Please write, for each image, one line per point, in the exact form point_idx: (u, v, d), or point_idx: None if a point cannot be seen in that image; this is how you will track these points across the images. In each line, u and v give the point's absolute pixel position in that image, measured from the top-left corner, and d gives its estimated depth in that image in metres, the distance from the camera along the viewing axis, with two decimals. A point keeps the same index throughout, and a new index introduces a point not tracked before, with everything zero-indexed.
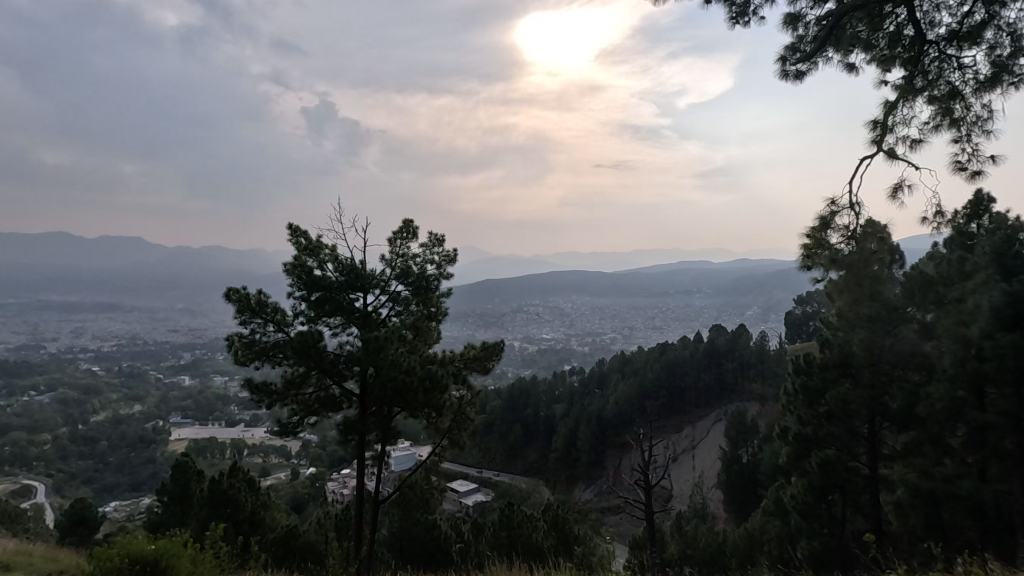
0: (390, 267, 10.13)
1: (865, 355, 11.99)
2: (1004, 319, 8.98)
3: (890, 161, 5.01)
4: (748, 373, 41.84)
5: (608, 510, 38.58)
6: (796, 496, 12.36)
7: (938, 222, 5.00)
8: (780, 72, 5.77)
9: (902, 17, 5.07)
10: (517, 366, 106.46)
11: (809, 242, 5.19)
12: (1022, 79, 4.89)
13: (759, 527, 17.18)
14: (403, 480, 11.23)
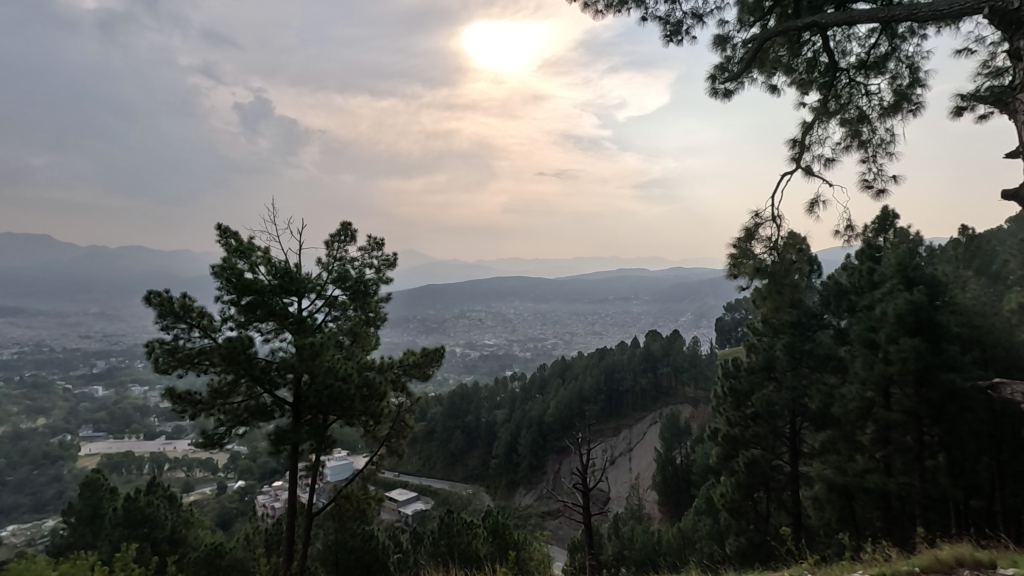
0: (326, 271, 9.86)
1: (788, 359, 12.63)
2: (906, 325, 9.99)
3: (808, 177, 5.37)
4: (682, 377, 43.54)
5: (548, 515, 38.84)
6: (724, 495, 12.77)
7: (849, 235, 5.38)
8: (710, 90, 6.08)
9: (819, 45, 5.46)
10: (458, 373, 105.73)
11: (735, 252, 5.54)
12: (919, 108, 5.39)
13: (692, 525, 17.85)
14: (339, 491, 10.85)
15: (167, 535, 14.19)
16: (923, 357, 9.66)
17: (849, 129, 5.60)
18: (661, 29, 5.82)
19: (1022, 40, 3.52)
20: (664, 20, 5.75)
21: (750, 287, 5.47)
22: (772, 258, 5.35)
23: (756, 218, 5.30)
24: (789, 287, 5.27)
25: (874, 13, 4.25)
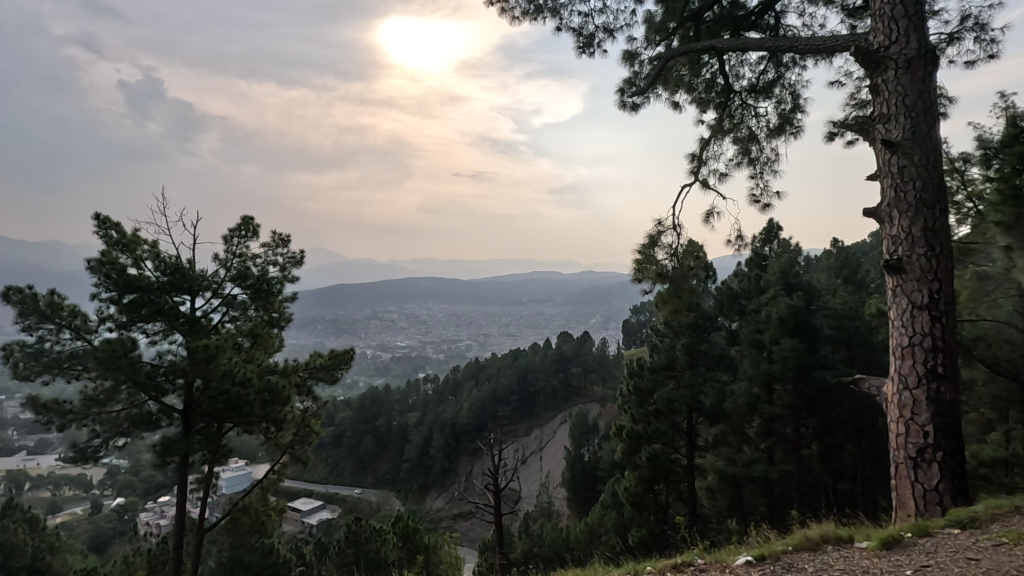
0: (224, 267, 9.19)
1: (686, 359, 13.34)
2: (787, 327, 11.09)
3: (704, 189, 5.79)
4: (591, 377, 45.32)
5: (459, 517, 38.69)
6: (628, 489, 13.33)
7: (739, 245, 5.85)
8: (619, 102, 6.37)
9: (716, 68, 5.89)
10: (369, 376, 102.76)
11: (640, 257, 5.84)
12: (799, 131, 5.98)
13: (598, 520, 18.54)
14: (235, 504, 10.13)
15: (26, 563, 12.55)
16: (800, 356, 10.75)
17: (740, 147, 6.11)
18: (574, 41, 6.02)
19: (878, 79, 3.99)
20: (577, 32, 5.95)
21: (653, 291, 5.77)
22: (672, 264, 5.71)
23: (658, 226, 5.62)
24: (687, 290, 5.64)
25: (761, 43, 4.65)
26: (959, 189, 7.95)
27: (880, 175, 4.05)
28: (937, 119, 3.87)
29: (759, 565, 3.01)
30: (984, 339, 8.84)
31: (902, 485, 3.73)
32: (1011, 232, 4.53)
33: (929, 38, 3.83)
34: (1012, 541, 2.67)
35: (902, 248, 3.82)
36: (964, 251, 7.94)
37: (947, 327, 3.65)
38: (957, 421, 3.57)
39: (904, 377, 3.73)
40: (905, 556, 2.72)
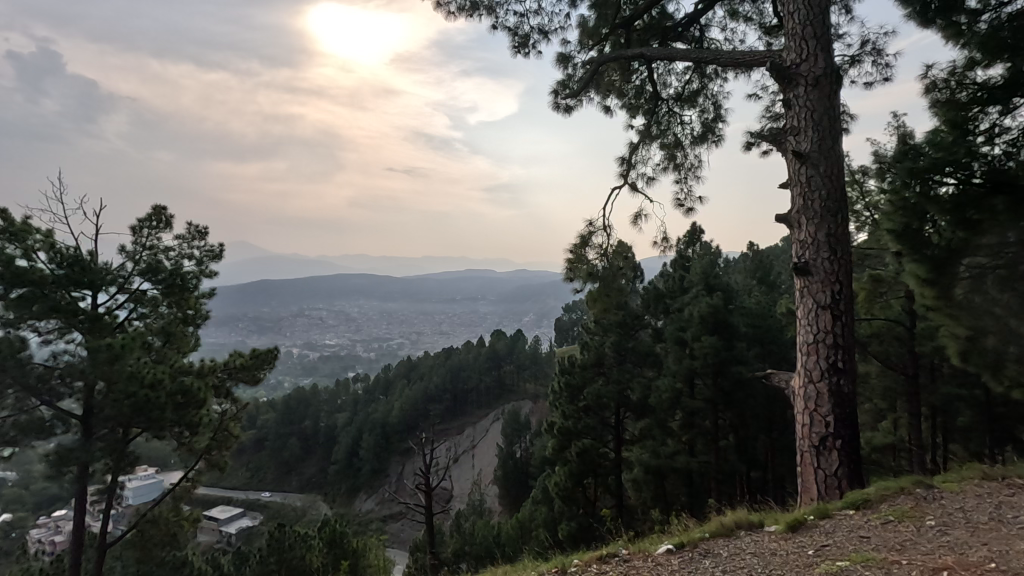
0: (132, 260, 8.50)
1: (615, 355, 13.65)
2: (708, 325, 11.71)
3: (633, 192, 5.99)
4: (524, 374, 45.90)
5: (390, 518, 37.93)
6: (558, 484, 13.58)
7: (665, 246, 6.08)
8: (553, 104, 6.45)
9: (645, 75, 6.10)
10: (295, 376, 98.70)
11: (571, 256, 5.95)
12: (720, 140, 6.31)
13: (529, 515, 18.75)
14: (142, 515, 9.41)
15: None
16: (719, 353, 11.40)
17: (667, 153, 6.37)
18: (509, 40, 6.03)
19: (790, 93, 4.28)
20: (512, 32, 5.96)
21: (584, 290, 5.90)
22: (603, 263, 5.86)
23: (590, 226, 5.75)
24: (616, 289, 5.81)
25: (687, 54, 4.87)
26: (858, 199, 8.71)
27: (790, 184, 4.34)
28: (840, 134, 4.20)
29: (678, 552, 3.15)
30: (877, 336, 9.76)
31: (806, 471, 4.02)
32: (898, 240, 5.05)
33: (834, 59, 4.15)
34: (897, 518, 2.94)
35: (809, 252, 4.12)
36: (861, 256, 8.70)
37: (846, 326, 3.97)
38: (854, 412, 3.90)
39: (808, 372, 4.03)
40: (809, 537, 2.94)
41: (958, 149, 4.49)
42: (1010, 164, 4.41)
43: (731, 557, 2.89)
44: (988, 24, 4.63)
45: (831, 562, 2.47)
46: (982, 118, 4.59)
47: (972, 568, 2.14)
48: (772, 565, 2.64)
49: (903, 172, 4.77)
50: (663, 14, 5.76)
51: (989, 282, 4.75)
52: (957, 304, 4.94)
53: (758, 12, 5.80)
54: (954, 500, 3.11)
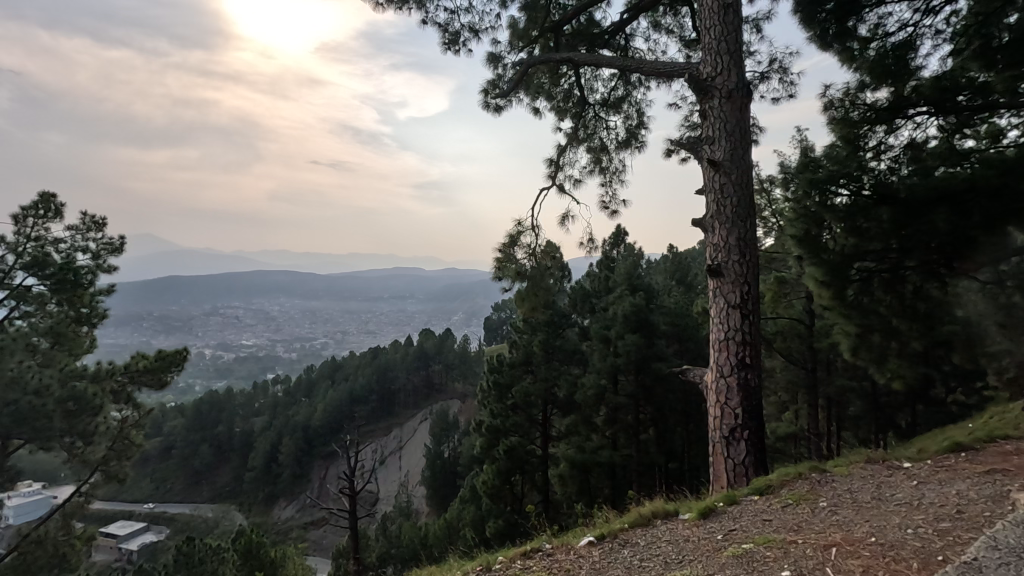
0: (14, 253, 7.64)
1: (543, 354, 13.73)
2: (631, 323, 12.22)
3: (561, 193, 6.10)
4: (453, 373, 45.72)
5: (312, 525, 36.48)
6: (486, 482, 13.64)
7: (590, 246, 6.24)
8: (483, 103, 6.45)
9: (573, 79, 6.22)
10: (208, 379, 92.71)
11: (500, 255, 5.96)
12: (643, 146, 6.58)
13: (457, 514, 18.69)
14: (24, 536, 8.47)
15: None
16: (641, 350, 11.96)
17: (594, 156, 6.55)
18: (440, 36, 5.97)
19: (706, 104, 4.52)
20: (442, 28, 5.90)
21: (512, 289, 5.94)
22: (531, 263, 5.93)
23: (518, 226, 5.80)
24: (543, 289, 5.90)
25: (612, 61, 5.03)
26: (765, 206, 9.36)
27: (706, 190, 4.59)
28: (750, 145, 4.49)
29: (599, 543, 3.24)
30: (782, 333, 10.59)
31: (717, 460, 4.27)
32: (800, 245, 5.47)
33: (745, 74, 4.43)
34: (794, 501, 3.20)
35: (721, 255, 4.38)
36: (768, 259, 9.39)
37: (754, 324, 4.26)
38: (759, 404, 4.19)
39: (720, 367, 4.28)
40: (718, 524, 3.12)
41: (850, 164, 4.97)
42: (893, 178, 4.95)
43: (646, 545, 3.02)
44: (877, 50, 5.13)
45: (738, 546, 2.64)
46: (871, 136, 5.08)
47: (856, 543, 2.37)
48: (684, 550, 2.78)
49: (804, 182, 5.18)
50: (591, 21, 5.92)
51: (874, 285, 5.31)
52: (848, 304, 5.42)
53: (679, 26, 6.08)
54: (842, 482, 3.42)
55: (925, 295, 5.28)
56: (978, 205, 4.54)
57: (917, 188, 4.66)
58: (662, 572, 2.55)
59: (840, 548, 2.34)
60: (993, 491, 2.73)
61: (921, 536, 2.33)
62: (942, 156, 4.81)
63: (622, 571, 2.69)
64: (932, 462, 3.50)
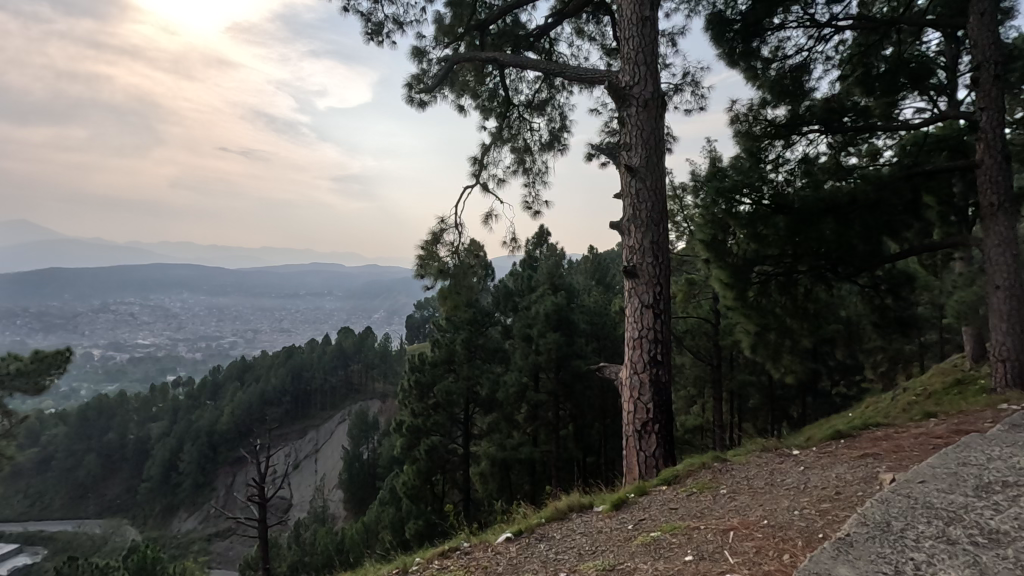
0: None
1: (465, 352, 13.75)
2: (552, 322, 12.58)
3: (484, 192, 6.11)
4: (373, 373, 44.72)
5: (216, 536, 34.20)
6: (406, 483, 13.43)
7: (513, 246, 6.29)
8: (406, 97, 6.32)
9: (498, 79, 6.25)
10: (96, 383, 84.34)
11: (422, 253, 5.88)
12: (566, 149, 6.73)
13: (376, 517, 18.27)
14: None
15: None
16: (561, 348, 12.36)
17: (518, 156, 6.62)
18: (362, 26, 5.79)
19: (625, 112, 4.70)
20: (365, 18, 5.73)
21: (435, 287, 5.88)
22: (454, 261, 5.88)
23: (441, 223, 5.75)
24: (466, 287, 5.89)
25: (537, 64, 5.10)
26: (678, 211, 9.84)
27: (623, 195, 4.77)
28: (663, 153, 4.72)
29: (516, 539, 3.29)
30: (690, 331, 11.32)
31: (630, 453, 4.46)
32: (707, 249, 5.83)
33: (660, 85, 4.64)
34: (699, 490, 3.40)
35: (636, 257, 4.57)
36: (680, 262, 9.90)
37: (665, 323, 4.48)
38: (668, 398, 4.42)
39: (634, 364, 4.47)
40: (629, 514, 3.27)
41: (752, 175, 5.36)
42: (789, 190, 5.39)
43: (561, 538, 3.10)
44: (777, 71, 5.56)
45: (646, 534, 2.77)
46: (771, 149, 5.49)
47: (751, 526, 2.56)
48: (597, 542, 2.88)
49: (712, 190, 5.53)
50: (516, 23, 5.98)
51: (771, 287, 5.72)
52: (749, 304, 5.81)
53: (601, 34, 6.28)
54: (740, 470, 3.69)
55: (813, 297, 5.79)
56: (858, 217, 5.08)
57: (808, 200, 5.13)
58: (576, 563, 2.63)
59: (737, 532, 2.52)
60: (866, 473, 3.06)
61: (805, 516, 2.56)
62: (829, 171, 5.35)
63: (538, 565, 2.74)
64: (816, 449, 3.85)
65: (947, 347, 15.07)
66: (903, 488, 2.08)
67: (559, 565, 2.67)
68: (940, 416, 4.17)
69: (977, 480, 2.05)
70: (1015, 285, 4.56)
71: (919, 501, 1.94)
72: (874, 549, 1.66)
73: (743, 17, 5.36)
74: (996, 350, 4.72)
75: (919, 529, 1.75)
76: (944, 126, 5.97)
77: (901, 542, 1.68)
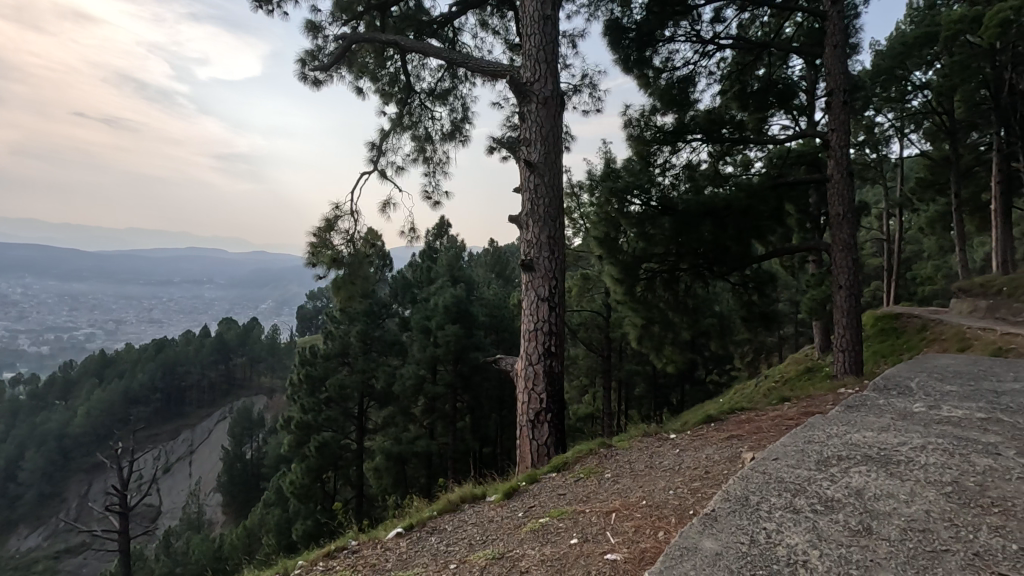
0: None
1: (360, 345, 13.35)
2: (451, 314, 12.58)
3: (382, 180, 5.91)
4: (259, 367, 42.03)
5: (67, 553, 30.21)
6: (293, 482, 12.67)
7: (412, 236, 6.13)
8: (300, 74, 5.93)
9: (399, 64, 6.06)
10: None
11: (314, 240, 5.53)
12: (467, 141, 6.69)
13: (259, 520, 17.19)
14: None
15: None
16: (459, 340, 12.39)
17: (418, 145, 6.48)
18: None
19: (526, 107, 4.76)
20: None
21: (327, 277, 5.58)
22: (349, 250, 5.62)
23: (335, 210, 5.47)
24: (361, 278, 5.66)
25: (439, 52, 5.01)
26: (574, 208, 10.19)
27: (522, 189, 4.84)
28: (561, 150, 4.84)
29: (407, 534, 3.23)
30: (584, 324, 11.88)
31: (524, 443, 4.55)
32: (600, 245, 6.10)
33: (560, 84, 4.75)
34: (585, 475, 3.56)
35: (533, 251, 4.66)
36: (575, 258, 10.30)
37: (560, 316, 4.62)
38: (561, 388, 4.57)
39: (529, 356, 4.57)
40: (519, 502, 3.34)
41: (642, 177, 5.69)
42: (674, 193, 5.79)
43: (454, 530, 3.09)
44: (666, 80, 5.92)
45: (535, 521, 2.84)
46: (659, 154, 5.86)
47: (631, 507, 2.72)
48: (488, 531, 2.91)
49: (607, 190, 5.79)
50: (420, 7, 5.81)
51: (656, 283, 6.09)
52: (636, 299, 6.16)
53: (505, 29, 6.31)
54: (624, 455, 3.90)
55: (692, 293, 6.25)
56: (731, 221, 5.56)
57: (690, 203, 5.54)
58: (467, 553, 2.64)
59: (618, 513, 2.67)
60: (731, 452, 3.38)
61: (680, 495, 2.76)
62: (709, 178, 5.81)
63: (429, 559, 2.70)
64: (690, 433, 4.18)
65: (800, 339, 17.12)
66: (759, 466, 2.31)
67: (449, 558, 2.65)
68: (793, 400, 4.71)
69: (819, 455, 2.34)
70: (854, 285, 5.24)
71: (772, 476, 2.17)
72: (735, 522, 1.83)
73: (637, 27, 5.64)
74: (838, 341, 5.42)
75: (771, 501, 1.95)
76: (803, 143, 6.74)
77: (758, 513, 1.86)
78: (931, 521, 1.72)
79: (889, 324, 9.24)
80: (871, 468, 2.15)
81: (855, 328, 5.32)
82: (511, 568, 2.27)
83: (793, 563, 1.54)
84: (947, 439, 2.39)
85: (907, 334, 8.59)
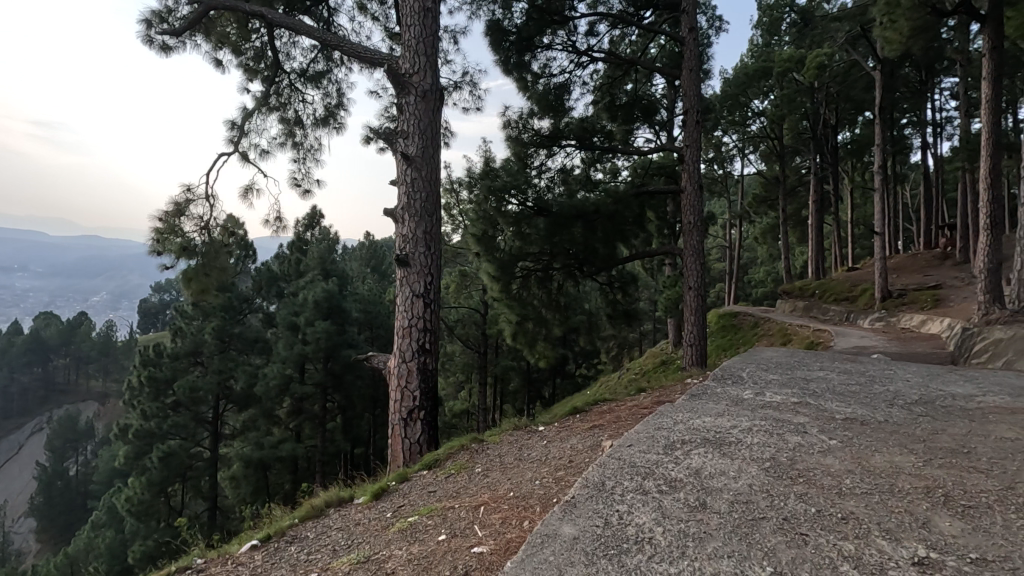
0: None
1: (216, 343, 12.18)
2: (321, 309, 11.97)
3: (243, 162, 5.42)
4: (87, 369, 36.54)
5: None
6: (130, 498, 11.15)
7: (277, 225, 5.69)
8: (145, 37, 5.23)
9: (265, 40, 5.60)
10: None
11: (160, 225, 4.92)
12: (341, 128, 6.38)
13: (86, 545, 14.94)
14: None
15: None
16: (330, 336, 11.83)
17: (286, 128, 6.04)
18: None
19: (405, 99, 4.64)
20: None
21: (176, 267, 4.99)
22: (202, 238, 5.07)
23: (186, 193, 4.91)
24: (218, 269, 5.13)
25: (312, 32, 4.71)
26: (453, 206, 10.18)
27: (398, 182, 4.73)
28: (440, 146, 4.80)
29: (264, 545, 3.00)
30: (461, 321, 11.98)
31: (395, 440, 4.44)
32: (478, 243, 6.13)
33: (439, 79, 4.70)
34: (456, 470, 3.57)
35: (409, 246, 4.57)
36: (454, 255, 10.31)
37: (435, 313, 4.59)
38: (434, 384, 4.55)
39: (403, 353, 4.48)
40: (388, 501, 3.26)
41: (519, 177, 5.85)
42: (549, 195, 6.02)
43: (316, 536, 2.94)
44: (543, 85, 6.12)
45: (403, 520, 2.80)
46: (535, 157, 6.05)
47: (498, 500, 2.78)
48: (353, 535, 2.81)
49: (485, 188, 5.86)
50: None
51: (531, 282, 6.27)
52: (511, 296, 6.30)
53: (384, 16, 6.11)
54: (494, 449, 3.97)
55: (563, 292, 6.53)
56: (599, 224, 5.93)
57: (564, 205, 5.82)
58: (329, 560, 2.52)
59: (486, 506, 2.71)
60: (591, 442, 3.60)
61: (544, 485, 2.88)
62: (580, 183, 6.14)
63: (287, 570, 2.54)
64: (557, 424, 4.38)
65: (657, 335, 18.80)
66: (614, 453, 2.49)
67: (311, 566, 2.51)
68: (648, 390, 5.14)
69: (666, 440, 2.58)
70: (701, 286, 5.84)
71: (625, 462, 2.35)
72: (592, 507, 1.95)
73: (518, 30, 5.76)
74: (688, 336, 6.01)
75: (624, 485, 2.11)
76: (663, 156, 7.38)
77: (613, 498, 2.00)
78: (752, 493, 1.97)
79: (729, 321, 10.46)
80: (708, 450, 2.42)
81: (700, 325, 5.94)
82: (377, 570, 2.21)
83: (639, 540, 1.68)
84: (768, 421, 2.77)
85: (743, 330, 9.81)
